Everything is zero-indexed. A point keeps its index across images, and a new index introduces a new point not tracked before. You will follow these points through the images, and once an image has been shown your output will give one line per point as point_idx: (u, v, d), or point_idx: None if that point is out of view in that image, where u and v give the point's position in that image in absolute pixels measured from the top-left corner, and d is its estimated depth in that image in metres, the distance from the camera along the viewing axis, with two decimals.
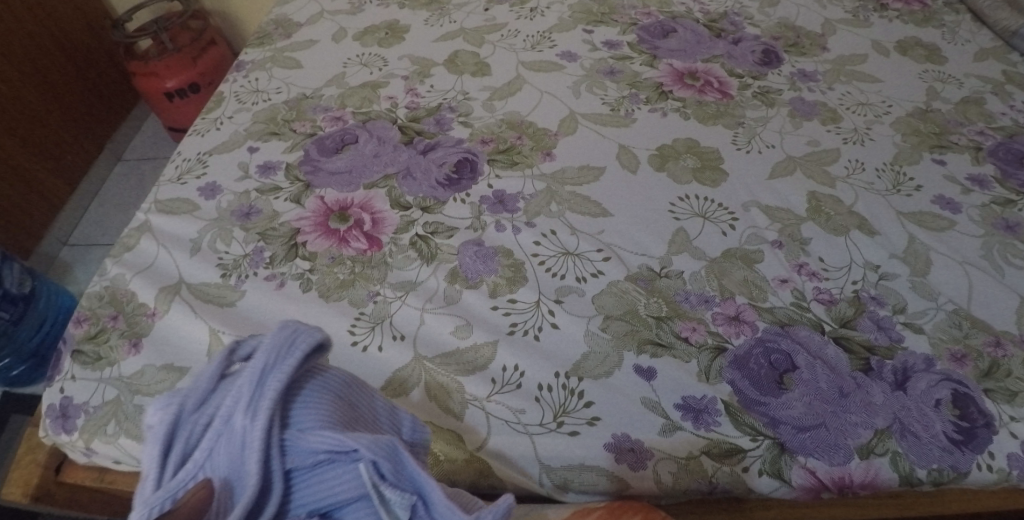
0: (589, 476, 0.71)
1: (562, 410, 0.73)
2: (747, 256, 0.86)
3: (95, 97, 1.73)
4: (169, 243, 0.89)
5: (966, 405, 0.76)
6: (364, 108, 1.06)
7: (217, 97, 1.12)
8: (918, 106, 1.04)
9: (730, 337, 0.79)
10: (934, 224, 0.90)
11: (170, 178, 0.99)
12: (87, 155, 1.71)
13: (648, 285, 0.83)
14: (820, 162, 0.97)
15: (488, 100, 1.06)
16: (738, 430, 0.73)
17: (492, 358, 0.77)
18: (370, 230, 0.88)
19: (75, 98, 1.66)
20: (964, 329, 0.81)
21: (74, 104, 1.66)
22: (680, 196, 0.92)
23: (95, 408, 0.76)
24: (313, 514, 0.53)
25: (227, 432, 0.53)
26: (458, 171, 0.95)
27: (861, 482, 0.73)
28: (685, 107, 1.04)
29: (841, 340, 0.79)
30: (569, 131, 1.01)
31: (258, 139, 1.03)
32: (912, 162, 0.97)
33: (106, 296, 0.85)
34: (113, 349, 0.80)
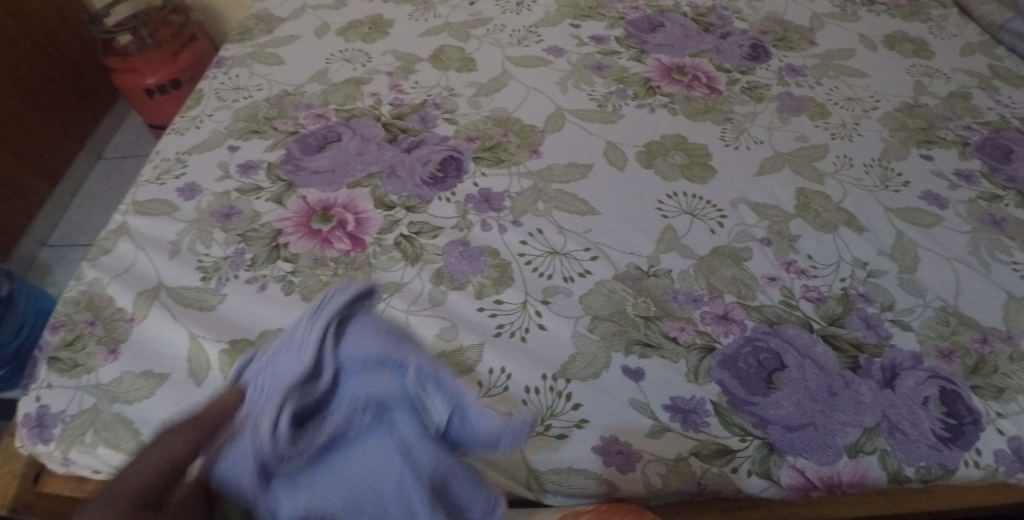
0: (578, 480, 0.70)
1: (550, 413, 0.73)
2: (735, 254, 0.85)
3: (73, 94, 1.69)
4: (146, 246, 0.88)
5: (953, 401, 0.75)
6: (347, 105, 1.05)
7: (197, 94, 1.10)
8: (906, 101, 1.04)
9: (719, 337, 0.79)
10: (922, 220, 0.89)
11: (149, 178, 0.97)
12: (67, 153, 1.68)
13: (636, 284, 0.82)
14: (808, 158, 0.96)
15: (473, 97, 1.05)
16: (727, 430, 0.73)
17: (479, 360, 0.76)
18: (353, 230, 0.87)
19: (53, 94, 1.63)
20: (951, 325, 0.80)
21: (52, 101, 1.63)
22: (668, 193, 0.91)
23: (72, 417, 0.75)
24: (357, 408, 0.60)
25: (288, 341, 0.63)
26: (444, 170, 0.94)
27: (850, 481, 0.72)
28: (672, 103, 1.03)
29: (830, 339, 0.79)
30: (556, 128, 0.99)
31: (239, 138, 1.01)
32: (899, 158, 0.96)
33: (83, 301, 0.83)
34: (90, 356, 0.79)
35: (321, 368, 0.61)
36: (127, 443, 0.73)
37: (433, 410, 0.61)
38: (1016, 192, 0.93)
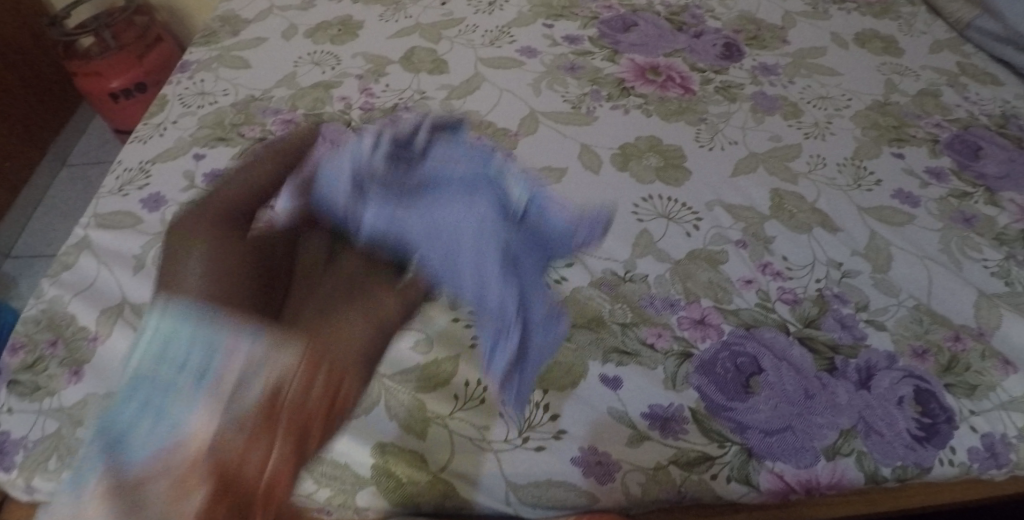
0: (558, 492, 0.69)
1: (527, 425, 0.72)
2: (711, 257, 0.85)
3: (34, 98, 1.64)
4: (109, 261, 0.86)
5: (928, 401, 0.76)
6: (317, 110, 1.02)
7: (161, 100, 1.07)
8: (877, 99, 1.05)
9: (696, 342, 0.78)
10: (894, 219, 0.90)
11: (111, 189, 0.95)
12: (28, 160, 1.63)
13: (612, 290, 0.82)
14: (781, 158, 0.96)
15: (446, 100, 1.03)
16: (706, 437, 0.72)
17: (454, 373, 0.76)
18: None
19: (13, 99, 1.57)
20: (925, 324, 0.81)
21: (12, 106, 1.58)
22: (643, 196, 0.91)
23: (34, 443, 0.74)
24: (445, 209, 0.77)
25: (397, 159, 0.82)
26: None
27: (828, 483, 0.72)
28: (647, 103, 1.02)
29: (806, 341, 0.79)
30: (530, 131, 0.98)
31: (204, 145, 0.99)
32: (871, 156, 0.97)
33: (44, 320, 0.82)
34: (52, 378, 0.78)
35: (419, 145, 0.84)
36: None
37: (514, 194, 0.79)
38: (985, 189, 0.94)
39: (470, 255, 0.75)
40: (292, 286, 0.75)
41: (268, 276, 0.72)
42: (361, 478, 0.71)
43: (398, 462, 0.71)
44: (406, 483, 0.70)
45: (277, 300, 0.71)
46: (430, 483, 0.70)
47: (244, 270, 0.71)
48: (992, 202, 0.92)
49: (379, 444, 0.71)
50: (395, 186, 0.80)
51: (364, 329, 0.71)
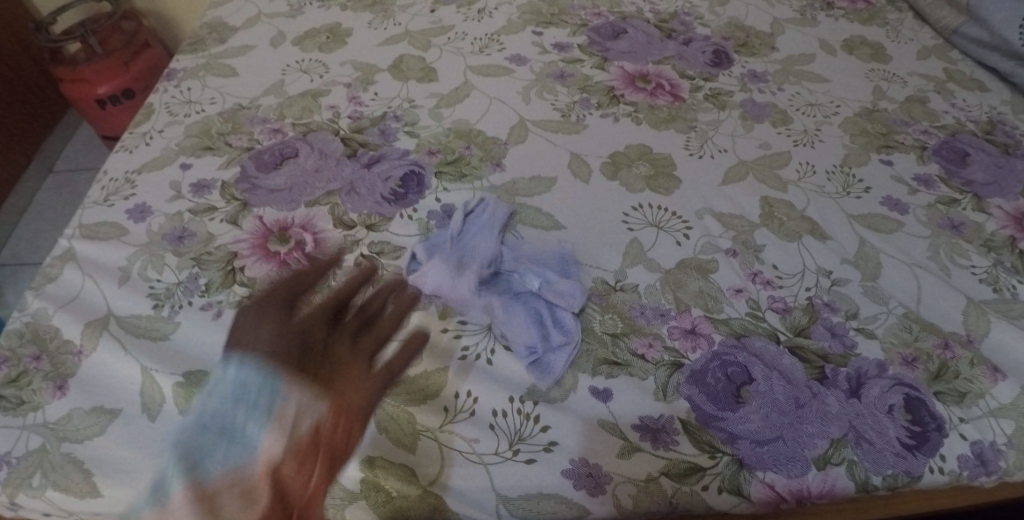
0: (549, 505, 0.69)
1: (518, 437, 0.72)
2: (701, 266, 0.85)
3: (20, 106, 1.63)
4: (95, 272, 0.85)
5: (918, 409, 0.76)
6: (305, 119, 1.02)
7: (147, 108, 1.06)
8: (865, 106, 1.05)
9: (686, 352, 0.78)
10: (883, 226, 0.90)
11: (96, 200, 0.94)
12: (14, 169, 1.61)
13: (602, 300, 0.82)
14: (771, 166, 0.96)
15: (435, 108, 1.02)
16: (697, 447, 0.72)
17: (444, 385, 0.75)
18: (312, 251, 0.86)
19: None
20: (914, 332, 0.81)
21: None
22: (633, 205, 0.91)
23: (19, 458, 0.73)
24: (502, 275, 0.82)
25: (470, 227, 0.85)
26: (404, 185, 0.92)
27: (819, 493, 0.72)
28: (637, 111, 1.02)
29: (796, 350, 0.79)
30: (519, 139, 0.98)
31: (191, 155, 0.98)
32: (860, 163, 0.97)
33: (27, 334, 0.81)
34: (36, 393, 0.77)
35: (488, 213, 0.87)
36: (78, 485, 0.71)
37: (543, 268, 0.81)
38: (972, 195, 0.94)
39: (522, 314, 0.78)
40: (332, 348, 0.75)
41: (312, 344, 0.75)
42: (350, 493, 0.70)
43: (388, 476, 0.70)
44: (396, 497, 0.70)
45: (314, 371, 0.73)
46: (420, 496, 0.70)
47: (301, 348, 0.74)
48: (979, 208, 0.93)
49: (366, 458, 0.71)
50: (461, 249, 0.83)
51: (375, 386, 0.73)
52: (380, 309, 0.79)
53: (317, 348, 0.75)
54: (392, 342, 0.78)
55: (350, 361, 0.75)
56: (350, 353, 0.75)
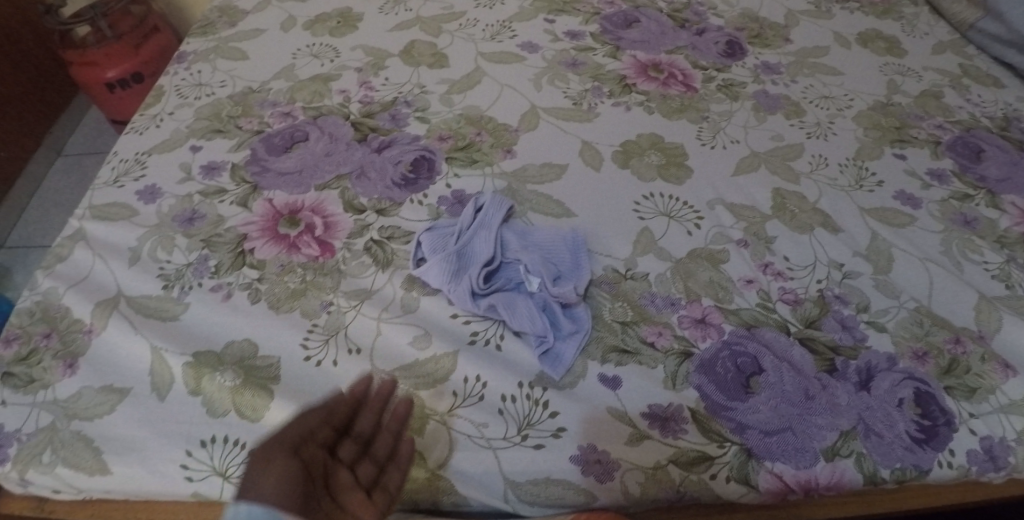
0: (557, 490, 0.69)
1: (526, 422, 0.72)
2: (712, 256, 0.85)
3: (30, 89, 1.62)
4: (104, 253, 0.85)
5: (928, 403, 0.76)
6: (315, 103, 1.01)
7: (157, 90, 1.06)
8: (879, 99, 1.04)
9: (696, 341, 0.78)
10: (895, 220, 0.90)
11: (106, 181, 0.94)
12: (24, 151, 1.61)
13: (613, 288, 0.81)
14: (783, 158, 0.96)
15: (446, 94, 1.02)
16: (706, 436, 0.72)
17: (453, 369, 0.75)
18: (321, 235, 0.86)
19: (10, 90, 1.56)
20: (925, 326, 0.81)
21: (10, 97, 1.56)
22: (644, 194, 0.90)
23: (28, 436, 0.74)
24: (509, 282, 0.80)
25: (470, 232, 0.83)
26: (415, 170, 0.92)
27: (827, 484, 0.72)
28: (649, 101, 1.02)
29: (806, 342, 0.79)
30: (530, 127, 0.97)
31: (201, 137, 0.98)
32: (873, 157, 0.96)
33: (38, 312, 0.81)
34: (46, 371, 0.77)
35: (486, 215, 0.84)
36: (87, 462, 0.73)
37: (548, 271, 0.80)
38: (986, 191, 0.93)
39: (530, 319, 0.77)
40: (331, 481, 0.63)
41: (314, 476, 0.61)
42: None
43: None
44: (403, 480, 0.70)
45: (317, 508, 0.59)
46: (427, 479, 0.70)
47: (307, 480, 0.60)
48: (993, 204, 0.92)
49: None
50: (463, 256, 0.81)
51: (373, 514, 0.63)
52: (374, 427, 0.69)
53: (318, 478, 0.62)
54: (393, 467, 0.68)
55: (350, 488, 0.63)
56: (349, 488, 0.64)
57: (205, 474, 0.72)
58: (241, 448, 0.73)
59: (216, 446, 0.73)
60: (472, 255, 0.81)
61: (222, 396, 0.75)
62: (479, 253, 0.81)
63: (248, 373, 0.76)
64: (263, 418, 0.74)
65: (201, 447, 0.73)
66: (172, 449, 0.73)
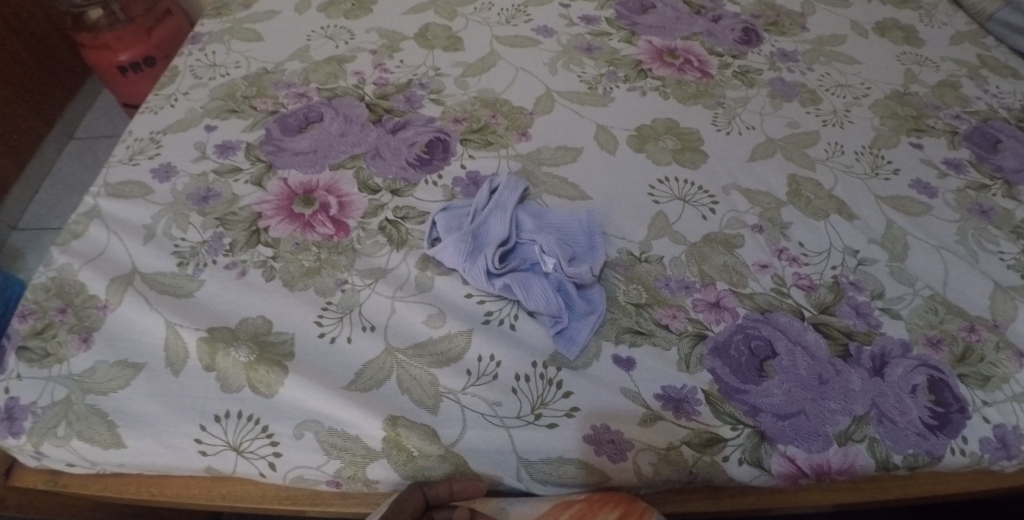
0: (569, 469, 0.72)
1: (540, 402, 0.74)
2: (727, 240, 0.85)
3: (44, 72, 1.61)
4: (120, 230, 0.86)
5: (941, 390, 0.76)
6: (329, 84, 1.01)
7: (171, 71, 1.06)
8: (896, 89, 1.04)
9: (710, 324, 0.79)
10: (911, 208, 0.89)
11: (121, 159, 0.94)
12: (37, 134, 1.61)
13: (627, 271, 0.82)
14: (800, 145, 0.95)
15: (460, 77, 1.02)
16: (719, 419, 0.73)
17: (467, 347, 0.77)
18: (336, 214, 0.86)
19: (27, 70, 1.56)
20: (940, 314, 0.80)
21: (25, 78, 1.56)
22: (659, 178, 0.90)
23: (44, 409, 0.75)
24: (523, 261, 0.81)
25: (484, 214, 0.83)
26: (429, 151, 0.92)
27: (840, 468, 0.73)
28: (664, 86, 1.01)
29: (820, 327, 0.79)
30: (545, 110, 0.97)
31: (216, 117, 0.98)
32: (890, 145, 0.96)
33: (53, 288, 0.82)
34: (61, 345, 0.77)
35: (502, 198, 0.84)
36: (103, 436, 0.74)
37: (562, 252, 0.80)
38: (1003, 182, 0.93)
39: (544, 298, 0.78)
40: None
41: None
42: (372, 451, 0.73)
43: (411, 435, 0.72)
44: (418, 456, 0.72)
45: None
46: (441, 456, 0.72)
47: None
48: (1009, 195, 0.91)
49: (389, 417, 0.73)
50: (477, 236, 0.81)
51: None
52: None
53: None
54: None
55: None
56: None
57: (219, 448, 0.73)
58: (255, 422, 0.74)
59: (229, 421, 0.74)
60: (487, 237, 0.81)
61: (236, 372, 0.75)
62: (494, 234, 0.81)
63: (263, 348, 0.77)
64: (277, 393, 0.75)
65: (216, 422, 0.74)
66: (186, 424, 0.74)
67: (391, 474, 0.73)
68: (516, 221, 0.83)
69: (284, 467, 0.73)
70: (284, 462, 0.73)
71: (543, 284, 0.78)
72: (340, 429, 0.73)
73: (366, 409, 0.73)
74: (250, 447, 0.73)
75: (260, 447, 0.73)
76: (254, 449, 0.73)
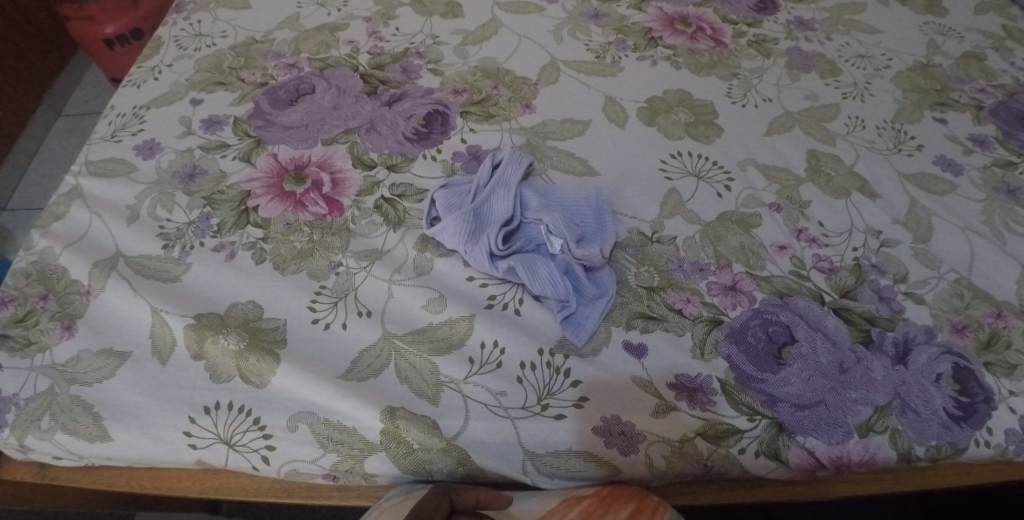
0: (577, 463, 0.69)
1: (546, 392, 0.70)
2: (744, 220, 0.81)
3: (30, 46, 1.54)
4: (102, 210, 0.81)
5: (966, 379, 0.72)
6: (321, 53, 0.95)
7: (155, 41, 0.99)
8: (918, 60, 0.98)
9: (726, 309, 0.75)
10: (935, 187, 0.85)
11: (103, 135, 0.88)
12: (25, 111, 1.55)
13: (638, 252, 0.78)
14: (819, 118, 0.91)
15: (460, 45, 0.96)
16: (735, 409, 0.70)
17: (469, 334, 0.73)
18: (329, 192, 0.81)
19: (21, 43, 1.51)
20: (965, 299, 0.77)
21: (20, 49, 1.51)
22: (672, 153, 0.86)
23: (26, 401, 0.71)
24: (528, 242, 0.77)
25: (487, 191, 0.78)
26: (428, 124, 0.87)
27: (860, 461, 0.70)
28: (676, 55, 0.96)
29: (841, 312, 0.75)
30: (550, 81, 0.92)
31: (202, 90, 0.92)
32: (913, 120, 0.91)
33: (34, 274, 0.77)
34: (43, 333, 0.73)
35: (507, 175, 0.80)
36: (88, 429, 0.70)
37: (569, 232, 0.75)
38: None
39: (550, 281, 0.73)
40: None
41: None
42: (370, 444, 0.69)
43: (410, 428, 0.69)
44: (418, 449, 0.69)
45: None
46: (443, 450, 0.69)
47: None
48: None
49: (388, 409, 0.69)
50: (479, 215, 0.76)
51: None
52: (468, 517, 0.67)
53: None
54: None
55: None
56: None
57: (210, 441, 0.70)
58: (246, 414, 0.70)
59: (219, 413, 0.70)
60: (491, 216, 0.77)
61: (225, 361, 0.72)
62: (498, 213, 0.77)
63: (253, 336, 0.73)
64: (269, 384, 0.71)
65: (205, 414, 0.70)
66: (175, 416, 0.70)
67: (390, 467, 0.70)
68: (522, 200, 0.79)
69: (278, 461, 0.70)
70: (277, 456, 0.69)
71: (548, 265, 0.74)
72: (336, 421, 0.70)
73: (362, 400, 0.69)
74: (242, 440, 0.70)
75: (252, 440, 0.70)
76: (246, 442, 0.70)
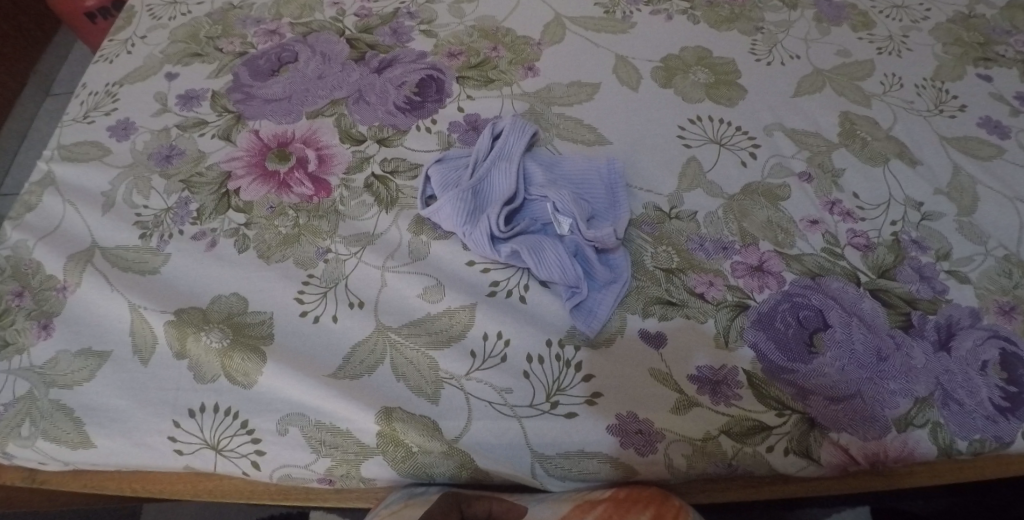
0: (591, 464, 0.64)
1: (556, 388, 0.64)
2: (770, 192, 0.74)
3: (11, 20, 1.45)
4: (76, 198, 0.75)
5: (1015, 366, 0.65)
6: (305, 17, 0.88)
7: (127, 11, 0.92)
8: (959, 10, 0.90)
9: (753, 292, 0.68)
10: (979, 152, 0.77)
11: (75, 116, 0.82)
12: (10, 92, 1.47)
13: (655, 230, 0.71)
14: (851, 77, 0.82)
15: (455, 4, 0.88)
16: (763, 404, 0.64)
17: (471, 325, 0.67)
18: (315, 171, 0.75)
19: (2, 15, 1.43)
20: (1014, 277, 0.70)
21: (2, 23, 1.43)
22: (690, 118, 0.79)
23: (4, 406, 0.66)
24: (532, 221, 0.70)
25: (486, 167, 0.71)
26: (421, 92, 0.80)
27: (897, 456, 0.64)
28: (693, 8, 0.88)
29: (878, 293, 0.68)
30: (554, 40, 0.85)
31: (177, 63, 0.85)
32: (955, 77, 0.83)
33: (7, 269, 0.71)
34: (20, 333, 0.68)
35: (508, 148, 0.73)
36: (69, 435, 0.65)
37: (576, 211, 0.69)
38: None
39: (557, 266, 0.67)
40: None
41: None
42: (366, 447, 0.64)
43: (408, 430, 0.64)
44: (418, 453, 0.64)
45: None
46: (444, 453, 0.64)
47: None
48: None
49: (384, 409, 0.64)
50: (478, 194, 0.70)
51: None
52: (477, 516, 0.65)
53: None
54: None
55: None
56: None
57: (196, 446, 0.65)
58: (234, 417, 0.65)
59: (205, 416, 0.65)
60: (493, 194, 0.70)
61: (210, 361, 0.66)
62: (500, 191, 0.70)
63: (237, 332, 0.67)
64: (257, 384, 0.66)
65: (190, 417, 0.65)
66: (159, 421, 0.65)
67: (387, 471, 0.65)
68: (525, 176, 0.72)
69: (269, 466, 0.65)
70: (268, 461, 0.65)
71: (554, 248, 0.68)
72: (330, 423, 0.65)
73: (356, 401, 0.64)
74: (230, 445, 0.65)
75: (240, 445, 0.65)
76: (234, 447, 0.65)
